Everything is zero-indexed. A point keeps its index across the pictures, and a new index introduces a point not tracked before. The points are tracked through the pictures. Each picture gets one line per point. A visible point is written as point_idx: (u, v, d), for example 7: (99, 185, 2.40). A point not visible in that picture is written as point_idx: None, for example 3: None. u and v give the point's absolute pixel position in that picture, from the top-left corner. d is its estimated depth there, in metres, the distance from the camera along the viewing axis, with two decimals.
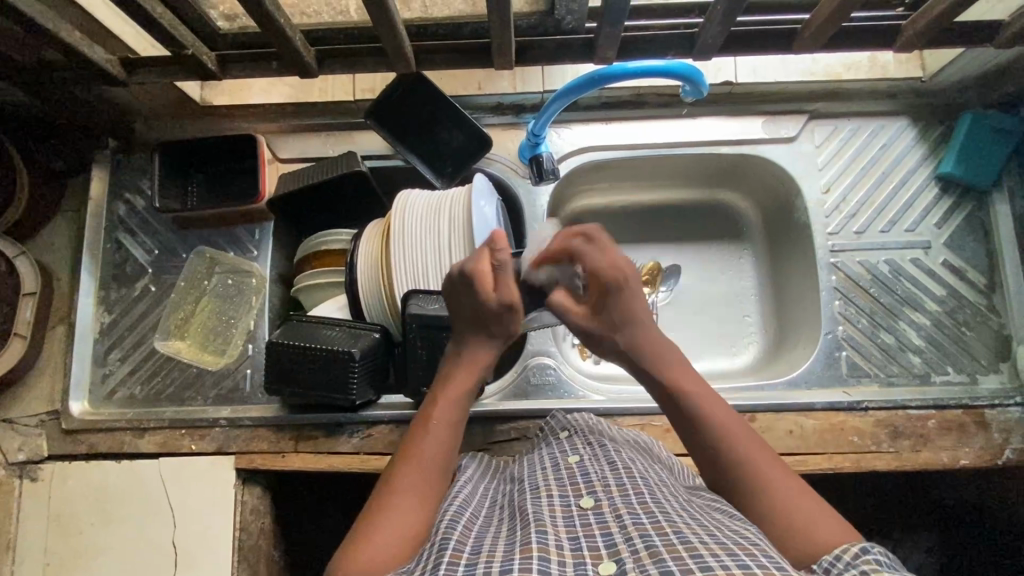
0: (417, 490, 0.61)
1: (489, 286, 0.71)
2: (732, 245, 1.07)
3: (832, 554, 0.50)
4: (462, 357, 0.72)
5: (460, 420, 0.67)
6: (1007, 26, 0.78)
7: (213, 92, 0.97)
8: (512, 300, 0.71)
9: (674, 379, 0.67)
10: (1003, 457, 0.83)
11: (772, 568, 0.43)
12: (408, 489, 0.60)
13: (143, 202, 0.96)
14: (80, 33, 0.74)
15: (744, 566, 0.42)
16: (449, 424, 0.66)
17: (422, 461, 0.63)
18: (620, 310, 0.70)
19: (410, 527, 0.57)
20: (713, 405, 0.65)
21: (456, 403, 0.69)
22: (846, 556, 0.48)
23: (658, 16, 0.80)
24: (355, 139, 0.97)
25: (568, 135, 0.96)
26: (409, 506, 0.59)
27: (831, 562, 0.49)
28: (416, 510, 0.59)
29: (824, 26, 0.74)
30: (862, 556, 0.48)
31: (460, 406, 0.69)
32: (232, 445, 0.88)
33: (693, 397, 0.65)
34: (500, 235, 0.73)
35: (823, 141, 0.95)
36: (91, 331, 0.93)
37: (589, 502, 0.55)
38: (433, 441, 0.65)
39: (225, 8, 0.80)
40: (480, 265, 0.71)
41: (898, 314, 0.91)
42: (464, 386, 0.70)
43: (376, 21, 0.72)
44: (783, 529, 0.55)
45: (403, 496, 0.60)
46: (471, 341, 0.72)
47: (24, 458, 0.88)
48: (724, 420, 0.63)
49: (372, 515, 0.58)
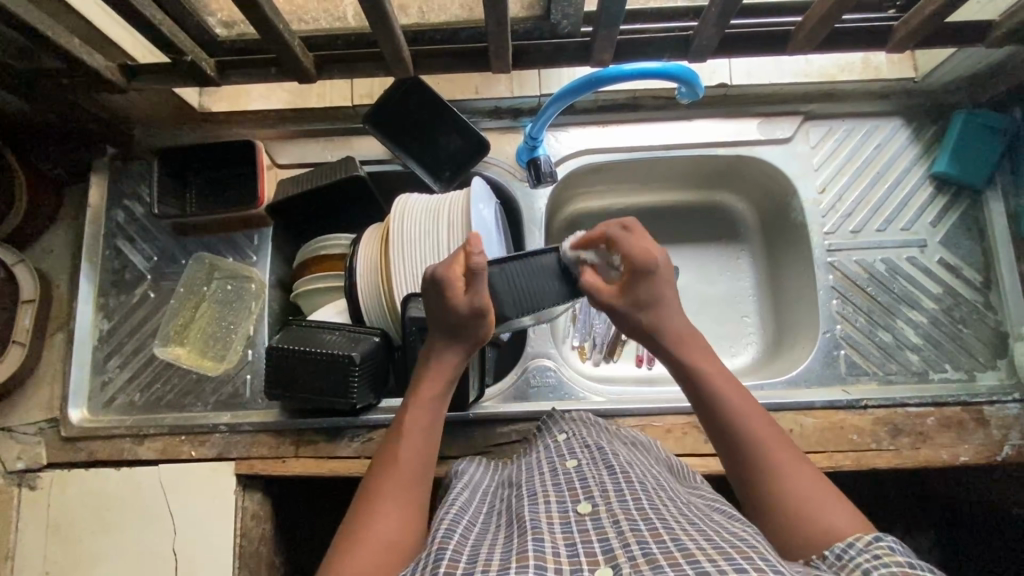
0: (396, 501, 0.61)
1: (459, 291, 0.69)
2: (730, 247, 1.07)
3: (843, 543, 0.51)
4: (431, 364, 0.71)
5: (435, 421, 0.69)
6: (997, 26, 0.79)
7: (212, 98, 0.97)
8: (482, 305, 0.68)
9: (692, 364, 0.67)
10: (1002, 454, 0.84)
11: (769, 570, 0.43)
12: (390, 498, 0.61)
13: (141, 208, 0.96)
14: (78, 40, 0.75)
15: (740, 571, 0.43)
16: (426, 425, 0.68)
17: (401, 470, 0.64)
18: (650, 293, 0.69)
19: (393, 538, 0.57)
20: (736, 395, 0.65)
21: (430, 410, 0.69)
22: (859, 543, 0.50)
23: (652, 20, 0.81)
24: (353, 145, 0.98)
25: (565, 139, 0.97)
26: (390, 517, 0.59)
27: (843, 549, 0.50)
28: (399, 521, 0.59)
29: (816, 28, 0.75)
30: (876, 543, 0.49)
31: (435, 407, 0.70)
32: (232, 451, 0.88)
33: (715, 385, 0.66)
34: (477, 238, 0.69)
35: (817, 142, 0.96)
36: (90, 338, 0.93)
37: (586, 508, 0.55)
38: (408, 449, 0.65)
39: (223, 15, 0.79)
40: (452, 271, 0.69)
41: (895, 313, 0.92)
42: (435, 390, 0.70)
43: (374, 27, 0.72)
44: (800, 521, 0.56)
45: (385, 506, 0.60)
46: (440, 349, 0.71)
47: (23, 467, 0.88)
48: (744, 407, 0.64)
49: (355, 526, 0.59)
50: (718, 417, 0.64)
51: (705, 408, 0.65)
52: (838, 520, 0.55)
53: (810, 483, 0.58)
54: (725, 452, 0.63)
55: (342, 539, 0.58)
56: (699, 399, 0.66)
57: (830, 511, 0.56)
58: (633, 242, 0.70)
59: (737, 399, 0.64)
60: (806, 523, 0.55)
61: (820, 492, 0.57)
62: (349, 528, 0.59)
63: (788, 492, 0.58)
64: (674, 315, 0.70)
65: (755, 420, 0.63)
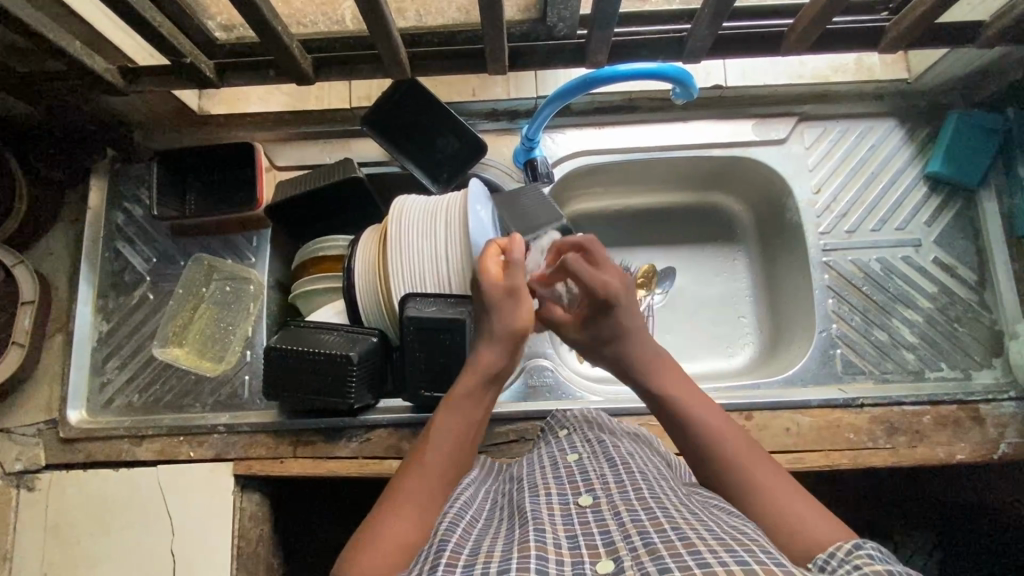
0: (424, 496, 0.60)
1: (493, 275, 0.73)
2: (725, 248, 1.08)
3: (825, 554, 0.49)
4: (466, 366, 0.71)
5: (467, 425, 0.67)
6: (988, 27, 0.79)
7: (211, 101, 0.97)
8: (515, 284, 0.72)
9: (667, 392, 0.68)
10: (998, 452, 0.84)
11: (771, 563, 0.43)
12: (413, 493, 0.60)
13: (141, 210, 0.97)
14: (79, 42, 0.75)
15: (742, 562, 0.42)
16: (455, 429, 0.66)
17: (430, 470, 0.63)
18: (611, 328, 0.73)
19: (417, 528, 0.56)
20: (713, 414, 0.65)
21: (465, 411, 0.68)
22: (841, 554, 0.48)
23: (648, 22, 0.81)
24: (352, 147, 0.98)
25: (562, 141, 0.98)
26: (413, 510, 0.58)
27: (825, 561, 0.48)
28: (421, 514, 0.58)
29: (808, 30, 0.76)
30: (857, 552, 0.47)
31: (468, 413, 0.68)
32: (231, 451, 0.88)
33: (689, 408, 0.66)
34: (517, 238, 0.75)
35: (811, 143, 0.97)
36: (89, 339, 0.93)
37: (587, 500, 0.55)
38: (437, 449, 0.64)
39: (222, 18, 0.80)
40: (484, 261, 0.74)
41: (890, 311, 0.92)
42: (472, 396, 0.69)
43: (371, 28, 0.73)
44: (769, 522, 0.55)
45: (412, 502, 0.59)
46: (478, 348, 0.72)
47: (21, 468, 0.88)
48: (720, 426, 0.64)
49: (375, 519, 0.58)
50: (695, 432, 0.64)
51: (680, 427, 0.66)
52: (805, 524, 0.53)
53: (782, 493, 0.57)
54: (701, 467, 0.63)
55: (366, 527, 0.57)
56: (674, 420, 0.66)
57: (798, 513, 0.54)
58: (587, 277, 0.73)
59: (716, 420, 0.65)
60: (775, 522, 0.54)
61: (789, 494, 0.56)
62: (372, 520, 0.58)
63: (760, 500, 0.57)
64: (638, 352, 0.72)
65: (732, 440, 0.62)
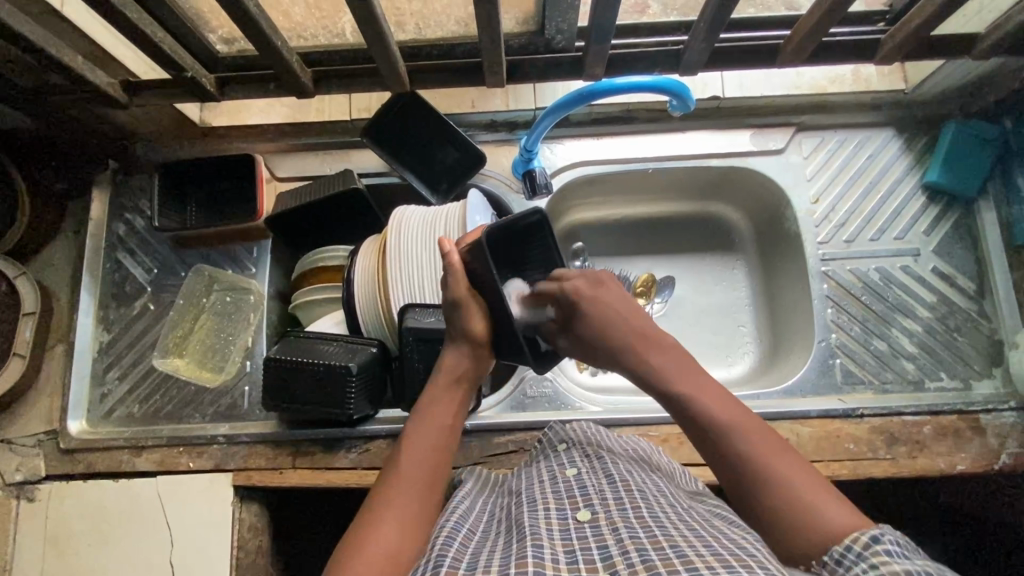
0: (401, 509, 0.58)
1: (472, 313, 0.72)
2: (724, 257, 1.08)
3: (841, 547, 0.49)
4: (443, 376, 0.72)
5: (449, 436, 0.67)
6: (984, 38, 0.80)
7: (212, 113, 1.00)
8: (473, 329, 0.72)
9: (699, 407, 0.63)
10: (1000, 462, 0.83)
11: None
12: (400, 494, 0.60)
13: (142, 221, 0.98)
14: (82, 57, 0.77)
15: None
16: (439, 429, 0.67)
17: (404, 483, 0.61)
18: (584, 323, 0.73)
19: (394, 546, 0.54)
20: (696, 381, 0.65)
21: (434, 415, 0.68)
22: (858, 548, 0.48)
23: (644, 35, 0.82)
24: (351, 158, 0.99)
25: (561, 151, 0.98)
26: (388, 527, 0.56)
27: (842, 553, 0.49)
28: (400, 530, 0.56)
29: (804, 41, 0.77)
30: (873, 546, 0.47)
31: (448, 430, 0.68)
32: (230, 463, 0.88)
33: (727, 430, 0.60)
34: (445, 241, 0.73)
35: (809, 154, 0.97)
36: (90, 349, 0.94)
37: (585, 516, 0.55)
38: (414, 448, 0.64)
39: (223, 32, 0.80)
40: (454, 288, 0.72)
41: (890, 321, 0.92)
42: (452, 404, 0.70)
43: (369, 43, 0.74)
44: (795, 519, 0.53)
45: (395, 493, 0.60)
46: (452, 353, 0.73)
47: (21, 479, 0.88)
48: (706, 391, 0.64)
49: (365, 522, 0.57)
50: (691, 410, 0.63)
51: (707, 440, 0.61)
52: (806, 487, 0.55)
53: (814, 492, 0.54)
54: (710, 458, 0.61)
55: (360, 520, 0.58)
56: (716, 449, 0.60)
57: (801, 483, 0.55)
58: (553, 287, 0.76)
59: (719, 407, 0.62)
60: (799, 524, 0.52)
61: (820, 493, 0.54)
62: (364, 518, 0.58)
63: (790, 497, 0.54)
64: (625, 334, 0.71)
65: (777, 459, 0.57)
